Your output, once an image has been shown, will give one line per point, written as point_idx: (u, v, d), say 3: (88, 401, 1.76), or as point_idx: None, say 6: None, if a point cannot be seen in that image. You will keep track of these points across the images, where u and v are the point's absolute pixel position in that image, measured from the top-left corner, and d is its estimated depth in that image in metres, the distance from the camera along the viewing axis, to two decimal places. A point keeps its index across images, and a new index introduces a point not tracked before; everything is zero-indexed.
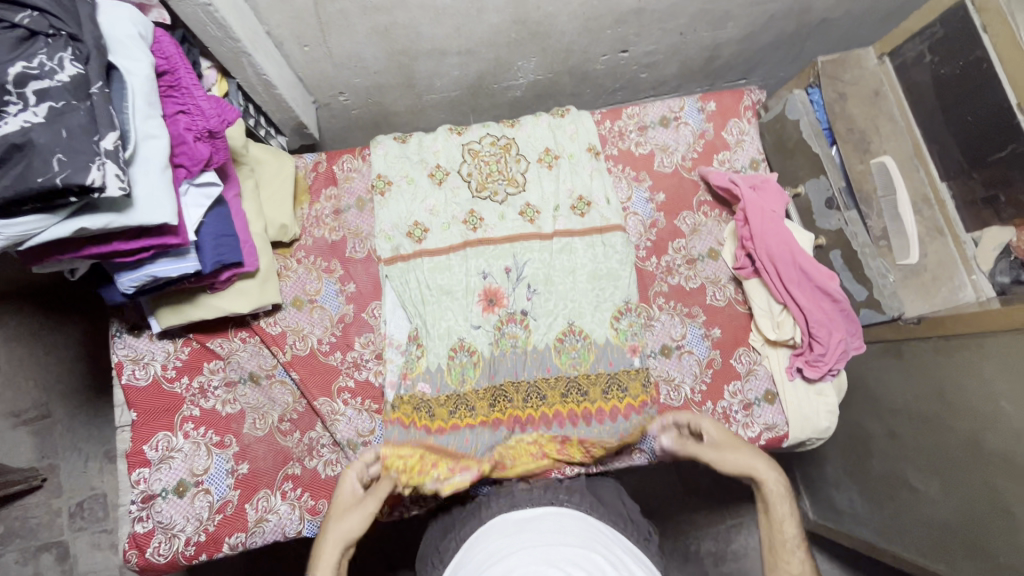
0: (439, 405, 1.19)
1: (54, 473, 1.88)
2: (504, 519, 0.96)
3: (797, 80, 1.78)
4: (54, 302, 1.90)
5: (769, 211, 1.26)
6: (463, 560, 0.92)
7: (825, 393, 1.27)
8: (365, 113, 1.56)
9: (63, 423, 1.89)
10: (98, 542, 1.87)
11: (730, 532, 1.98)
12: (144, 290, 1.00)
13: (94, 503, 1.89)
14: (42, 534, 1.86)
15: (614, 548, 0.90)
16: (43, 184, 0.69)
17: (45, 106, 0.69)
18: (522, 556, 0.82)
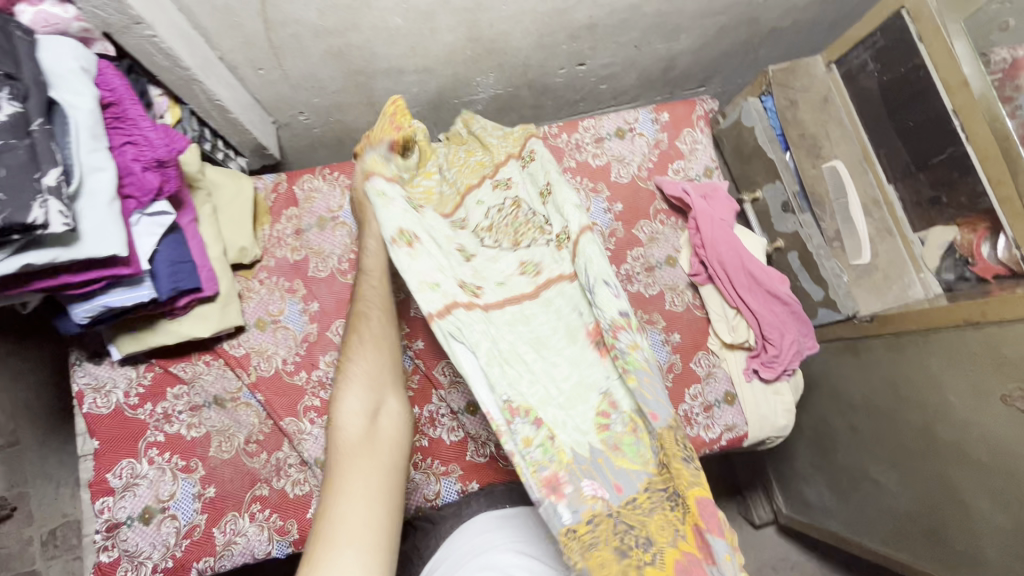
0: (600, 518, 0.73)
1: (25, 502, 1.84)
2: (483, 517, 1.06)
3: (751, 87, 1.83)
4: (18, 326, 1.87)
5: (719, 220, 1.30)
6: (460, 540, 1.04)
7: (782, 391, 1.32)
8: (327, 132, 1.57)
9: (33, 450, 1.86)
10: (73, 570, 1.85)
11: None
12: (100, 320, 1.00)
13: (68, 530, 1.86)
14: (14, 565, 1.81)
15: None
16: None
17: None
18: (503, 552, 0.92)
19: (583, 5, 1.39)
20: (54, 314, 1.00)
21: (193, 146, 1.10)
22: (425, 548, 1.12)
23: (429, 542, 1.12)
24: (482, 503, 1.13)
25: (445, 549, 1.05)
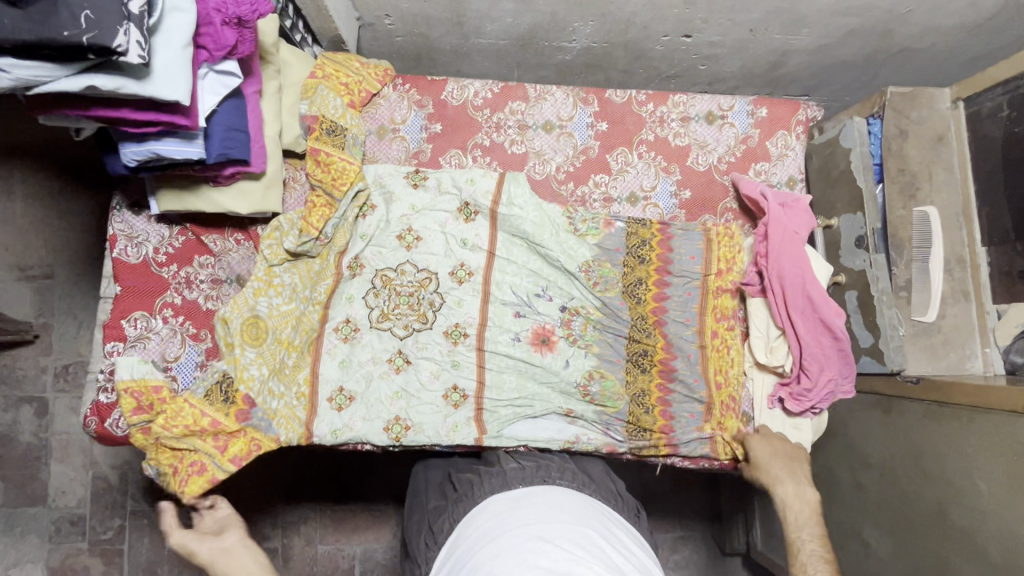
0: (646, 359, 1.26)
1: (47, 332, 1.96)
2: (498, 496, 1.01)
3: (859, 108, 1.66)
4: (76, 166, 1.94)
5: (792, 232, 1.16)
6: (466, 519, 0.99)
7: (801, 428, 1.24)
8: (409, 43, 1.53)
9: (64, 287, 1.96)
10: (75, 407, 1.96)
11: (676, 542, 2.22)
12: (147, 167, 0.99)
13: (79, 369, 1.97)
14: (25, 387, 1.95)
15: (608, 526, 0.98)
16: (68, 39, 0.69)
17: None
18: (519, 534, 0.87)
19: None
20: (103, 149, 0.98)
21: (273, 17, 1.07)
22: (437, 533, 1.05)
23: (440, 526, 1.05)
24: (494, 483, 1.06)
25: (458, 533, 0.99)
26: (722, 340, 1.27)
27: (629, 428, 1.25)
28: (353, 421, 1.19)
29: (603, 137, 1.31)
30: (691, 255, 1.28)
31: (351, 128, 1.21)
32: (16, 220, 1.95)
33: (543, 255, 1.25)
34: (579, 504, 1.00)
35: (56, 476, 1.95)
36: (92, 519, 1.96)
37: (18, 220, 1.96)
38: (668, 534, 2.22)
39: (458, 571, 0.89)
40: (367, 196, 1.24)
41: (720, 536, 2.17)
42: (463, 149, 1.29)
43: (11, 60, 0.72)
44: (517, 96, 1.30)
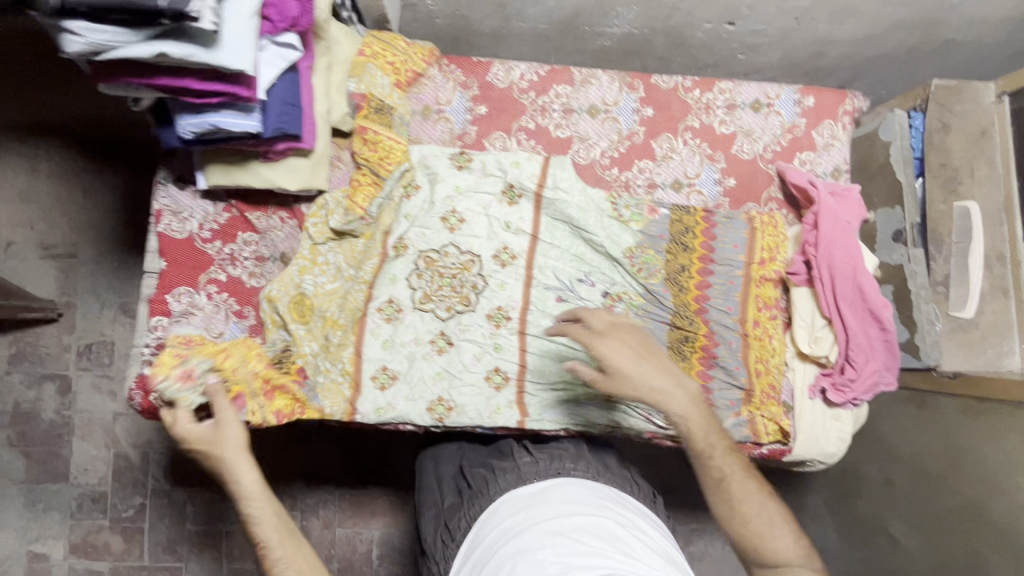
0: (687, 345, 1.25)
1: (70, 310, 1.96)
2: (513, 495, 1.01)
3: (900, 100, 1.65)
4: (102, 146, 1.94)
5: (843, 222, 1.16)
6: (485, 521, 1.00)
7: (841, 419, 1.24)
8: (448, 25, 1.52)
9: (89, 265, 1.96)
10: (98, 385, 1.96)
11: (691, 534, 2.20)
12: (202, 141, 0.99)
13: (102, 348, 1.97)
14: (49, 364, 1.96)
15: (624, 511, 0.98)
16: (146, 2, 0.69)
17: None
18: (536, 534, 0.88)
19: None
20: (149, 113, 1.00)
21: None
22: (454, 529, 1.07)
23: (456, 522, 1.08)
24: (509, 478, 1.07)
25: (476, 532, 1.00)
26: (764, 330, 1.26)
27: (669, 416, 1.24)
28: (396, 400, 1.19)
29: (648, 123, 1.30)
30: (735, 244, 1.27)
31: (399, 109, 1.22)
32: (42, 198, 1.95)
33: (587, 239, 1.25)
34: (594, 494, 1.00)
35: (78, 453, 1.96)
36: (114, 497, 1.96)
37: (43, 198, 1.96)
38: (682, 527, 2.17)
39: (482, 569, 0.91)
40: (411, 176, 1.23)
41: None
42: (508, 132, 1.28)
43: (85, 24, 0.71)
44: (562, 80, 1.29)
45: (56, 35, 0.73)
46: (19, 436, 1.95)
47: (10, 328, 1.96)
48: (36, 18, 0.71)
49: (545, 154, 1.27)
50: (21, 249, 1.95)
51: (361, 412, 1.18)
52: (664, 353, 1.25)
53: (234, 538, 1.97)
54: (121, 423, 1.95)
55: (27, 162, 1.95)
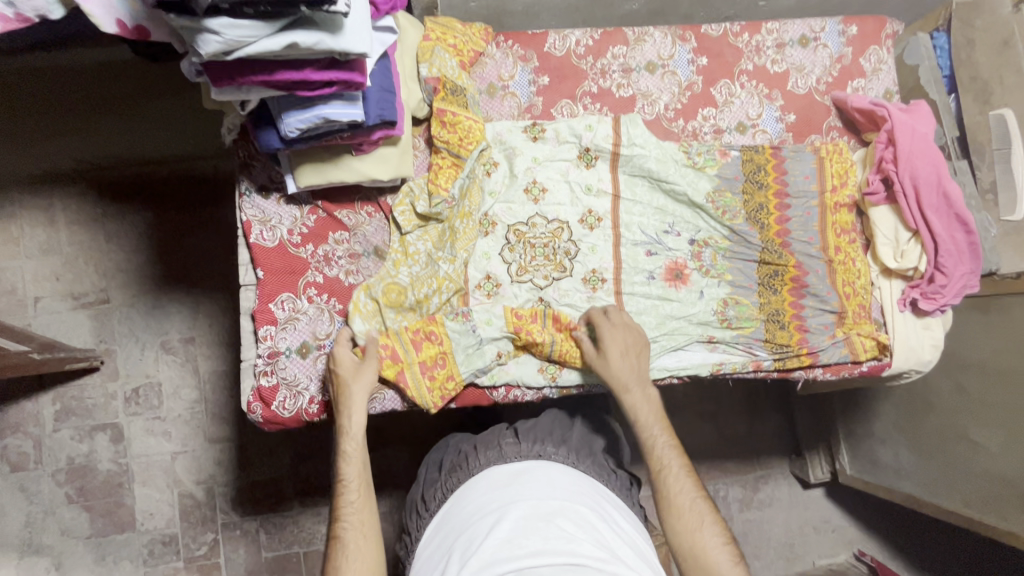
0: (775, 279, 1.29)
1: (111, 357, 1.91)
2: (492, 473, 1.06)
3: (921, 24, 1.71)
4: (119, 186, 1.89)
5: (919, 134, 1.21)
6: (456, 499, 1.05)
7: (931, 326, 1.29)
8: (482, 8, 1.52)
9: (123, 308, 1.91)
10: (152, 428, 1.92)
11: (758, 482, 2.17)
12: (303, 138, 0.98)
13: (149, 390, 1.92)
14: (97, 415, 1.90)
15: (603, 504, 1.03)
16: None
17: None
18: (511, 510, 0.94)
19: None
20: (227, 115, 1.13)
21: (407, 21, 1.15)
22: (429, 500, 1.13)
23: (432, 494, 1.13)
24: (490, 456, 1.11)
25: (449, 506, 1.06)
26: (845, 254, 1.30)
27: (770, 346, 1.27)
28: (508, 366, 1.22)
29: (704, 72, 1.34)
30: (806, 175, 1.31)
31: (469, 90, 1.23)
32: (64, 247, 1.89)
33: (667, 190, 1.28)
34: (569, 478, 1.05)
35: (141, 499, 1.90)
36: (184, 537, 1.91)
37: (64, 247, 1.90)
38: (748, 477, 2.16)
39: (455, 538, 0.96)
40: (489, 155, 1.25)
41: (802, 468, 2.14)
42: (573, 98, 1.31)
43: (226, 21, 0.71)
44: (618, 40, 1.32)
45: (193, 36, 0.73)
46: (77, 492, 1.88)
47: (51, 384, 1.89)
48: (178, 20, 0.71)
49: (612, 115, 1.30)
50: (50, 302, 1.89)
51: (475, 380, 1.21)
52: (756, 289, 1.29)
53: (313, 558, 1.94)
54: (182, 462, 1.90)
55: (43, 212, 1.89)
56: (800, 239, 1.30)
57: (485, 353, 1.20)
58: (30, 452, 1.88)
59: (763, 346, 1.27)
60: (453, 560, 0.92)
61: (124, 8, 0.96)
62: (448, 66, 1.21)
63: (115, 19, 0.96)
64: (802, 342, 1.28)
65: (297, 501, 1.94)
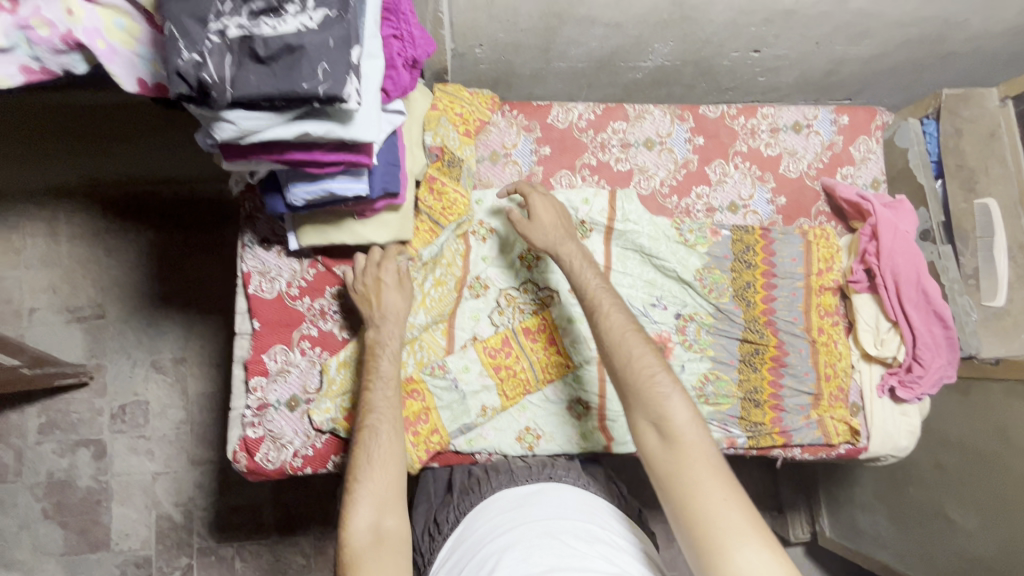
0: (757, 358, 1.33)
1: (100, 373, 1.91)
2: (505, 494, 1.07)
3: (911, 110, 1.74)
4: (125, 205, 1.92)
5: (902, 232, 1.27)
6: (475, 513, 1.06)
7: (909, 414, 1.32)
8: (491, 70, 1.52)
9: (117, 325, 1.92)
10: (135, 446, 1.91)
11: None
12: (308, 205, 1.02)
13: (136, 408, 1.92)
14: (81, 430, 1.90)
15: (614, 519, 1.03)
16: (307, 91, 0.68)
17: (320, 12, 0.68)
18: (526, 530, 0.94)
19: None
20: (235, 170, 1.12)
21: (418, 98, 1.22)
22: (442, 524, 1.10)
23: (444, 517, 1.11)
24: (502, 477, 1.13)
25: (462, 529, 1.05)
26: (828, 336, 1.34)
27: (743, 424, 1.30)
28: (486, 430, 1.23)
29: (700, 151, 1.39)
30: (792, 257, 1.35)
31: (466, 159, 1.29)
32: (64, 260, 1.91)
33: (657, 265, 1.32)
34: (582, 495, 1.06)
35: (118, 518, 1.89)
36: (158, 560, 1.90)
37: (65, 261, 1.91)
38: None
39: (467, 563, 0.95)
40: (485, 223, 1.28)
41: (783, 526, 2.15)
42: (572, 170, 1.35)
43: (241, 113, 0.74)
44: (618, 116, 1.37)
45: (210, 120, 0.76)
46: (53, 507, 1.88)
47: (37, 397, 1.89)
48: (197, 109, 0.73)
49: (610, 188, 1.35)
50: (45, 314, 1.90)
51: (453, 441, 1.22)
52: (737, 365, 1.32)
53: None
54: (163, 483, 1.90)
55: (48, 225, 1.91)
56: (784, 319, 1.34)
57: (469, 408, 1.21)
58: (11, 462, 1.87)
59: (743, 426, 1.30)
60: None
61: (145, 67, 1.01)
62: (449, 136, 1.28)
63: (136, 77, 1.00)
64: (778, 423, 1.30)
65: (275, 529, 1.94)
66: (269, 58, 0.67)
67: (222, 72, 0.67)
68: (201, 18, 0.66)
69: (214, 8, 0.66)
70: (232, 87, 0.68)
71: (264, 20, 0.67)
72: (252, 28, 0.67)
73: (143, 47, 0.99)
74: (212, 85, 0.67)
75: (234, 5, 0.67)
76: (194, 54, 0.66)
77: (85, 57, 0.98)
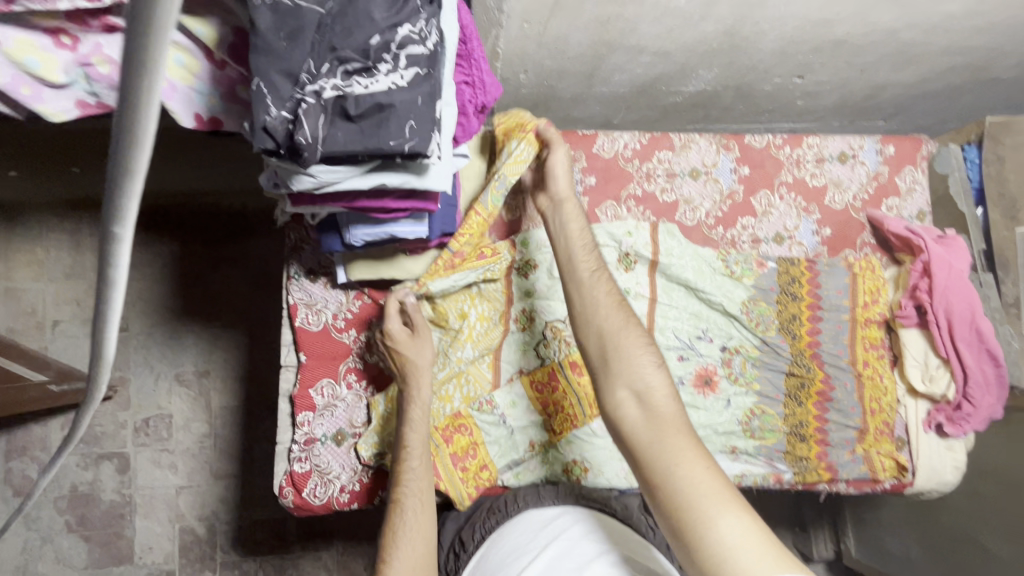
0: (803, 392, 1.31)
1: (124, 386, 1.89)
2: (528, 517, 1.06)
3: (951, 135, 1.73)
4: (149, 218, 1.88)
5: (956, 269, 1.25)
6: (498, 537, 1.06)
7: (955, 449, 1.31)
8: (531, 94, 1.51)
9: (141, 338, 1.90)
10: (159, 460, 1.90)
11: None
12: (365, 245, 1.01)
13: (160, 422, 1.91)
14: (104, 444, 1.88)
15: (646, 549, 0.99)
16: (393, 149, 0.69)
17: (412, 71, 0.68)
18: (543, 556, 0.94)
19: (849, 20, 1.31)
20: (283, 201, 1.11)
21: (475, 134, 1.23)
22: (466, 542, 1.09)
23: (470, 535, 1.11)
24: (527, 498, 1.12)
25: (486, 549, 1.04)
26: (873, 369, 1.33)
27: (790, 458, 1.29)
28: (533, 464, 1.22)
29: (745, 181, 1.38)
30: (838, 290, 1.33)
31: (495, 170, 1.11)
32: (87, 272, 1.87)
33: (702, 298, 1.30)
34: (607, 523, 1.03)
35: (141, 532, 1.89)
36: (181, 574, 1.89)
37: (88, 273, 1.87)
38: None
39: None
40: (528, 258, 1.26)
41: (806, 544, 2.14)
42: (617, 201, 1.34)
43: (322, 166, 0.73)
44: (664, 145, 1.36)
45: (288, 171, 0.75)
46: (76, 521, 1.86)
47: (60, 410, 1.87)
48: (277, 161, 0.72)
49: (655, 220, 1.34)
50: (69, 326, 1.85)
51: (501, 476, 1.21)
52: (781, 400, 1.31)
53: None
54: (188, 497, 1.89)
55: (71, 237, 1.86)
56: (831, 353, 1.32)
57: (517, 443, 1.22)
58: (34, 476, 1.85)
59: (788, 462, 1.29)
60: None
61: (203, 102, 0.95)
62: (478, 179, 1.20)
63: (193, 112, 0.95)
64: (825, 459, 1.29)
65: (298, 544, 1.93)
66: (358, 116, 0.67)
67: (316, 132, 0.65)
68: (292, 74, 0.65)
69: (306, 66, 0.65)
70: (323, 145, 0.67)
71: (357, 78, 0.66)
72: (345, 87, 0.66)
73: (202, 82, 0.93)
74: (305, 146, 0.65)
75: (328, 63, 0.65)
76: (285, 111, 0.65)
77: None
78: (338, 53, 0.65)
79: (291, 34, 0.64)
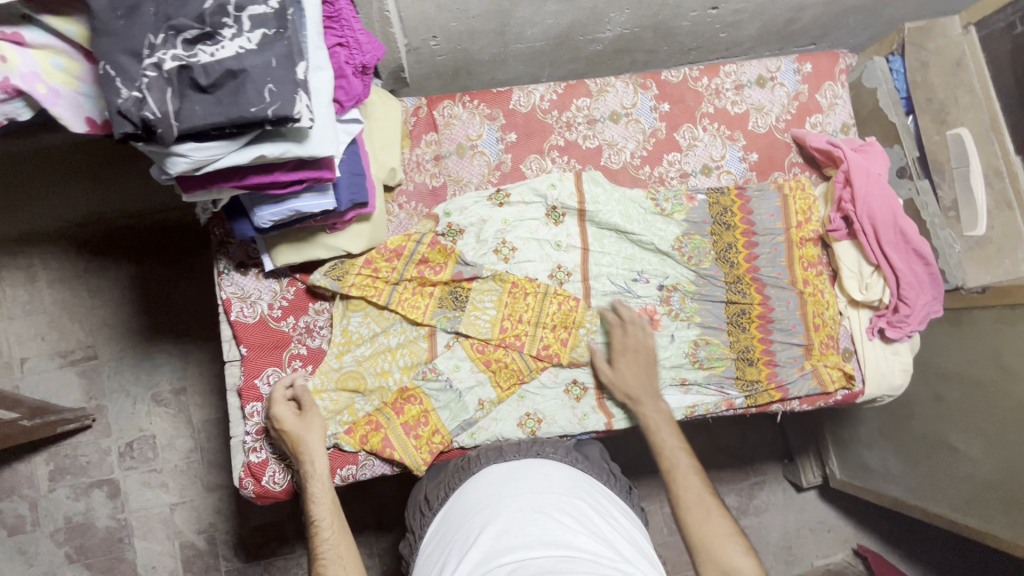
0: (745, 318, 1.33)
1: (101, 414, 1.88)
2: (490, 472, 1.06)
3: (878, 46, 1.71)
4: (106, 240, 1.85)
5: (874, 174, 1.28)
6: (461, 493, 1.05)
7: (900, 352, 1.34)
8: (449, 61, 1.48)
9: (110, 364, 1.88)
10: (148, 481, 1.89)
11: (753, 488, 2.15)
12: (276, 225, 1.00)
13: (144, 443, 1.90)
14: (92, 472, 1.88)
15: (598, 498, 1.01)
16: (256, 115, 0.67)
17: (259, 33, 0.68)
18: (509, 504, 0.93)
19: None
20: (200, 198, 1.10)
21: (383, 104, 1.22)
22: (431, 499, 1.11)
23: (435, 494, 1.12)
24: (490, 455, 1.13)
25: (450, 505, 1.04)
26: (814, 286, 1.34)
27: (740, 384, 1.31)
28: (486, 422, 1.23)
29: (667, 118, 1.37)
30: (771, 213, 1.34)
31: (478, 292, 1.25)
32: (47, 305, 1.86)
33: (635, 241, 1.31)
34: (572, 478, 1.04)
35: (142, 553, 1.88)
36: None
37: (48, 306, 1.86)
38: (743, 484, 2.14)
39: (451, 539, 0.94)
40: (454, 224, 1.26)
41: (795, 474, 2.11)
42: (541, 153, 1.34)
43: (192, 145, 0.72)
44: (581, 93, 1.35)
45: (161, 156, 0.73)
46: (77, 551, 1.86)
47: (43, 445, 1.86)
48: (145, 146, 0.71)
49: (581, 167, 1.34)
50: (37, 362, 1.85)
51: (456, 438, 1.22)
52: (725, 329, 1.32)
53: None
54: (182, 513, 1.89)
55: (26, 273, 1.85)
56: (771, 274, 1.34)
57: (467, 404, 1.22)
58: (27, 514, 1.86)
59: (742, 389, 1.31)
60: (450, 563, 0.89)
61: (94, 106, 0.86)
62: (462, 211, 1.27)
63: (85, 118, 0.85)
64: (774, 380, 1.32)
65: (298, 542, 1.92)
66: (211, 86, 0.66)
67: (165, 106, 0.65)
68: (135, 51, 0.64)
69: (146, 40, 0.64)
70: (177, 119, 0.66)
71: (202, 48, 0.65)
72: (188, 57, 0.65)
73: (88, 85, 0.84)
74: (156, 122, 0.65)
75: (165, 34, 0.65)
76: (135, 91, 0.64)
77: (27, 102, 0.84)
78: (173, 22, 0.65)
79: (128, 10, 0.64)
